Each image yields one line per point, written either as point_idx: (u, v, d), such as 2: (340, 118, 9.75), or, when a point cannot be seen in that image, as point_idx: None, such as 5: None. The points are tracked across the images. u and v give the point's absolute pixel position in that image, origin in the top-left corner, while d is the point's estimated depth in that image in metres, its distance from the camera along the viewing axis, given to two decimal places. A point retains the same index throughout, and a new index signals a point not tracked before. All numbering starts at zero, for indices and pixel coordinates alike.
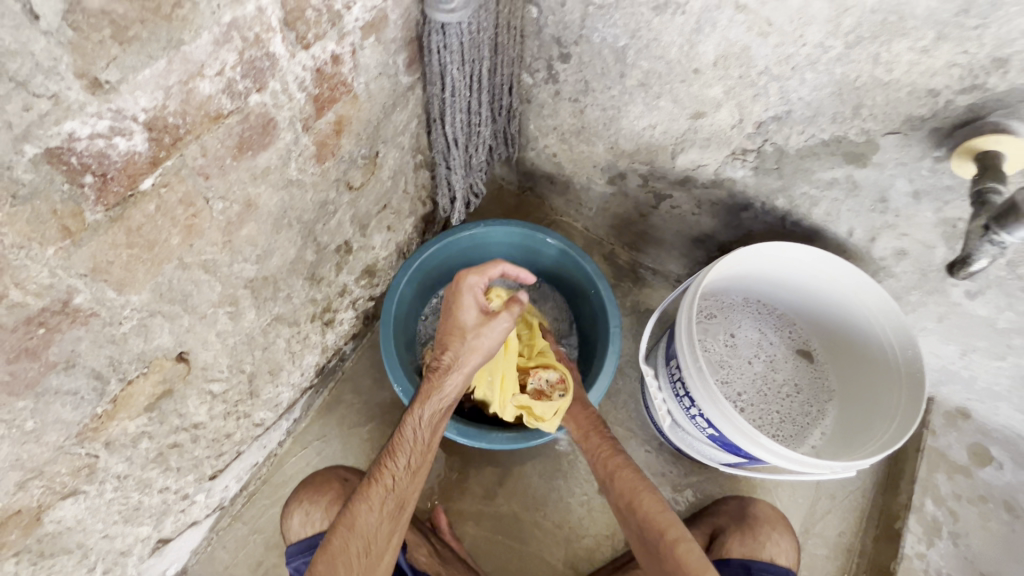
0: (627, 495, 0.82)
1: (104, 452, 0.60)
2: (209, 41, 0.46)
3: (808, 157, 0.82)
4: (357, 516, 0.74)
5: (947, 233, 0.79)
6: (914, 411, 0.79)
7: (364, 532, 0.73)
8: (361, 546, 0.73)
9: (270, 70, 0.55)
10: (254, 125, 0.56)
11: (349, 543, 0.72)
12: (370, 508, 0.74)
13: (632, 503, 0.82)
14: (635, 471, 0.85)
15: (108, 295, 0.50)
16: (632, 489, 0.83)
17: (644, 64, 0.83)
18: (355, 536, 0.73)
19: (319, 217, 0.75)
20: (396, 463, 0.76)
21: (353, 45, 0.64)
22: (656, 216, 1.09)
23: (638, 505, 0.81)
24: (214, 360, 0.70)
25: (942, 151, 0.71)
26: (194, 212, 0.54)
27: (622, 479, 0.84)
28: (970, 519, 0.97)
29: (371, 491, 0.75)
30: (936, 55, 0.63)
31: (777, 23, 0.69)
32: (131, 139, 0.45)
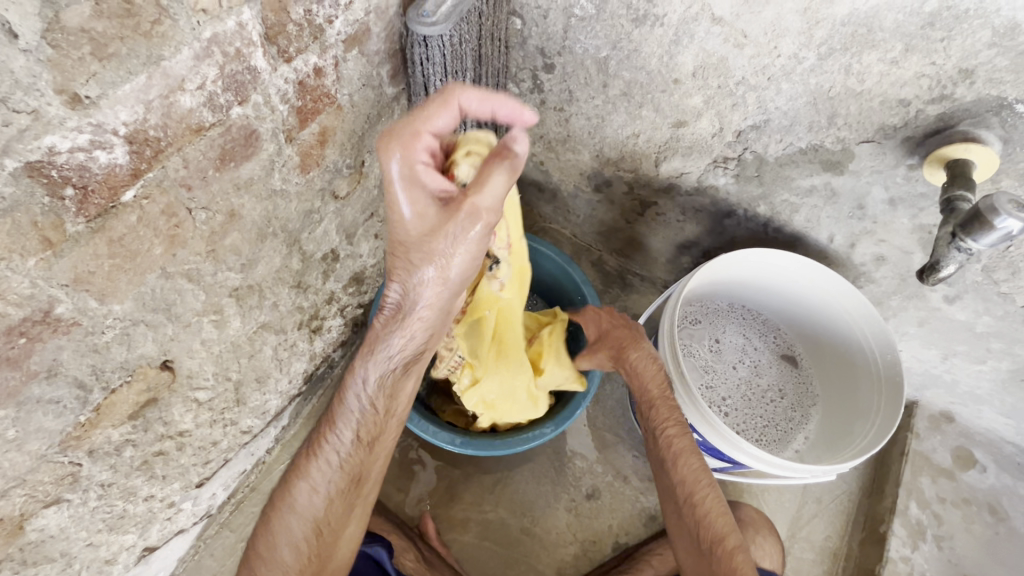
0: (688, 490, 0.77)
1: (87, 460, 0.61)
2: (190, 56, 0.47)
3: (787, 165, 0.83)
4: (300, 489, 0.70)
5: (923, 240, 0.80)
6: (894, 414, 0.80)
7: (308, 513, 0.70)
8: (315, 529, 0.70)
9: (252, 84, 0.56)
10: (237, 137, 0.57)
11: (294, 520, 0.70)
12: (312, 486, 0.70)
13: (692, 499, 0.77)
14: (701, 467, 0.78)
15: (90, 305, 0.51)
16: (693, 485, 0.77)
17: (626, 74, 0.85)
18: (298, 517, 0.70)
19: (304, 226, 0.76)
20: (338, 436, 0.70)
21: (336, 57, 0.66)
22: (643, 223, 1.10)
23: (698, 505, 0.76)
24: (200, 369, 0.71)
25: (915, 160, 0.73)
26: (176, 223, 0.55)
27: (684, 471, 0.78)
28: (953, 522, 0.99)
29: (313, 467, 0.70)
30: (906, 66, 0.65)
31: (752, 35, 0.71)
32: (112, 152, 0.46)
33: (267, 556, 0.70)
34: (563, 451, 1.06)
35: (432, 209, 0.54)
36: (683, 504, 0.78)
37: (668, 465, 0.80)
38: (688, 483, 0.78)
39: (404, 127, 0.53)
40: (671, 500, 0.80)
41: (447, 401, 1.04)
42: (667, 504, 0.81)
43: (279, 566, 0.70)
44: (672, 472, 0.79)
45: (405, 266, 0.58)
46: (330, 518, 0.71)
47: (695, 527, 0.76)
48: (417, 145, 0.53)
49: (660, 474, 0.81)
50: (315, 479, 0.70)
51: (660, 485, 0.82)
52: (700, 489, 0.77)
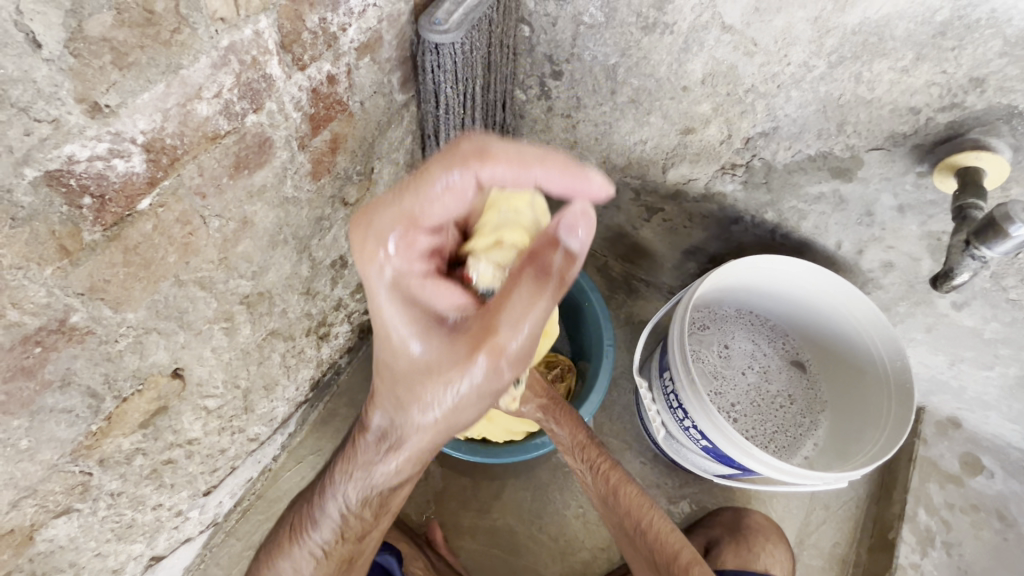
0: (635, 518, 0.79)
1: (98, 470, 0.60)
2: (208, 64, 0.47)
3: (795, 172, 0.83)
4: (282, 565, 0.72)
5: (932, 246, 0.81)
6: (904, 421, 0.80)
7: None
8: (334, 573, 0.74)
9: (267, 91, 0.56)
10: (251, 144, 0.57)
11: None
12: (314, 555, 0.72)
13: (641, 527, 0.79)
14: (643, 495, 0.81)
15: (104, 313, 0.51)
16: (642, 512, 0.80)
17: (634, 81, 0.85)
18: None
19: (314, 233, 0.76)
20: (317, 537, 0.71)
21: (348, 65, 0.66)
22: (649, 229, 1.11)
23: (651, 531, 0.78)
24: (209, 376, 0.70)
25: (924, 167, 0.73)
26: (190, 230, 0.55)
27: (627, 501, 0.80)
28: (962, 529, 0.98)
29: (293, 553, 0.72)
30: (916, 75, 0.65)
31: (762, 43, 0.71)
32: (129, 160, 0.46)
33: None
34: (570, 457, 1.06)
35: (439, 320, 0.50)
36: (633, 535, 0.79)
37: (611, 501, 0.82)
38: (634, 511, 0.80)
39: (412, 193, 0.45)
40: (622, 533, 0.81)
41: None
42: (618, 538, 0.82)
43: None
44: (617, 508, 0.81)
45: (396, 391, 0.57)
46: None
47: (650, 553, 0.78)
48: (421, 220, 0.47)
49: (606, 511, 0.83)
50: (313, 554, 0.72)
51: (609, 521, 0.83)
52: (646, 515, 0.79)
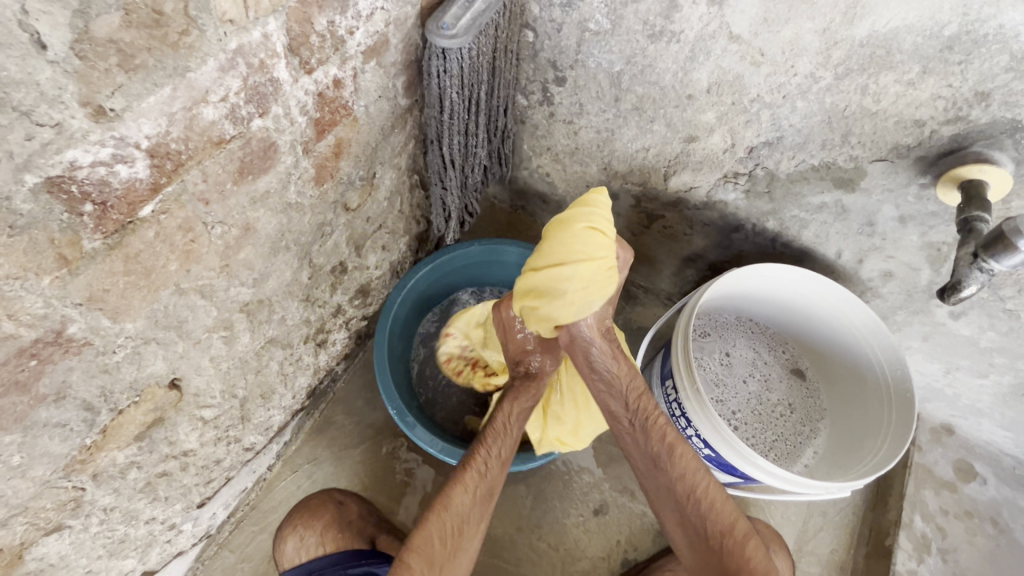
0: (689, 483, 0.67)
1: (91, 485, 0.58)
2: (215, 67, 0.46)
3: (798, 181, 0.84)
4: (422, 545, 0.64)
5: (931, 257, 0.82)
6: (905, 430, 0.80)
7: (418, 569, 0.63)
8: (450, 525, 0.66)
9: (273, 95, 0.54)
10: (255, 149, 0.56)
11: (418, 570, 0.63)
12: (465, 491, 0.69)
13: (695, 493, 0.67)
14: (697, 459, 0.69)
15: (103, 324, 0.49)
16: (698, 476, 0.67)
17: (639, 89, 0.85)
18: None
19: (316, 239, 0.74)
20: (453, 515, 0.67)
21: (354, 69, 0.64)
22: (649, 235, 1.10)
23: (705, 499, 0.66)
24: (207, 387, 0.68)
25: (926, 179, 0.74)
26: (193, 237, 0.53)
27: (683, 463, 0.68)
28: (957, 535, 0.99)
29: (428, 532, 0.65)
30: (922, 88, 0.66)
31: (769, 53, 0.71)
32: (133, 166, 0.44)
33: (414, 544, 0.64)
34: (570, 465, 1.05)
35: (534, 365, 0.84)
36: (687, 503, 0.67)
37: (664, 464, 0.68)
38: (690, 476, 0.67)
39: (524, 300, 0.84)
40: (667, 498, 0.68)
41: (454, 415, 1.02)
42: (659, 505, 0.69)
43: (426, 556, 0.64)
44: (670, 470, 0.68)
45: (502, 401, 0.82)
46: (435, 559, 0.64)
47: (702, 525, 0.65)
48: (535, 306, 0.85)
49: (651, 473, 0.70)
50: (451, 502, 0.68)
51: (651, 485, 0.70)
52: (703, 481, 0.67)
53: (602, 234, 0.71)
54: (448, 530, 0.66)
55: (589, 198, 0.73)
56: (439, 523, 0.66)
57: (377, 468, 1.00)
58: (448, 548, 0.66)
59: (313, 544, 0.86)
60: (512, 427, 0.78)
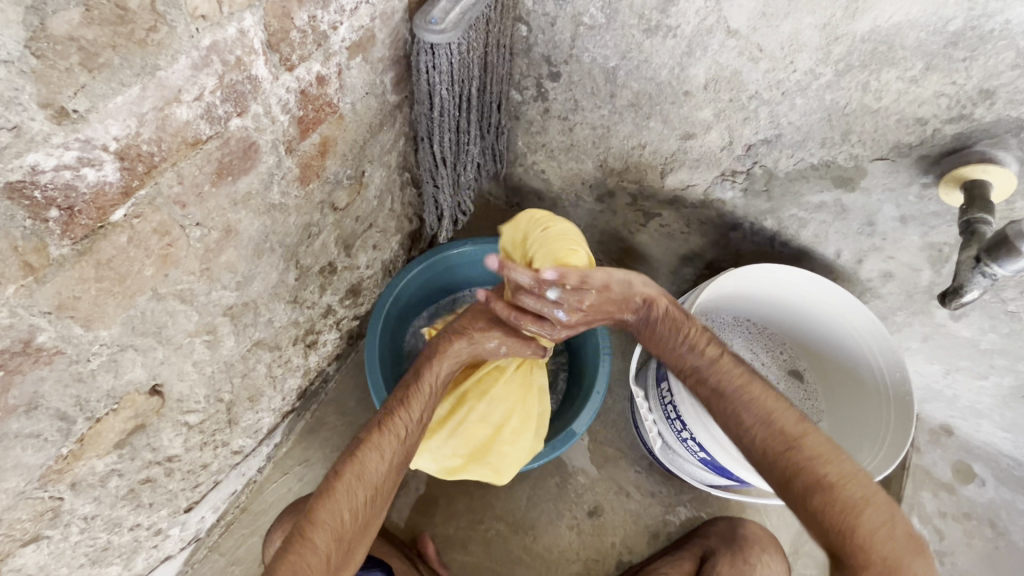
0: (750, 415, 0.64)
1: (69, 494, 0.57)
2: (187, 65, 0.44)
3: (798, 180, 0.82)
4: (326, 516, 0.61)
5: (932, 257, 0.80)
6: (904, 435, 0.79)
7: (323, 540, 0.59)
8: (361, 494, 0.63)
9: (252, 94, 0.52)
10: (235, 149, 0.54)
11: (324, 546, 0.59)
12: (380, 458, 0.65)
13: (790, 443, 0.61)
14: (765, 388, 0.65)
15: (74, 332, 0.47)
16: (759, 403, 0.64)
17: (635, 85, 0.83)
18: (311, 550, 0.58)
19: (302, 240, 0.73)
20: (353, 485, 0.63)
21: (339, 65, 0.62)
22: (645, 234, 1.08)
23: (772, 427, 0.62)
24: (190, 392, 0.67)
25: (929, 178, 0.72)
26: (169, 241, 0.52)
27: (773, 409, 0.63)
28: (955, 537, 0.99)
29: (335, 504, 0.62)
30: (925, 85, 0.64)
31: (768, 49, 0.69)
32: (101, 169, 0.42)
33: (319, 517, 0.61)
34: (564, 466, 1.04)
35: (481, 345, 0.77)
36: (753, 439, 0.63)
37: (721, 400, 0.66)
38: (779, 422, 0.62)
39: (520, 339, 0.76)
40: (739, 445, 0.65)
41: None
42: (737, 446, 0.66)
43: (335, 529, 0.61)
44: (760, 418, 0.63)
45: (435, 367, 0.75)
46: (345, 530, 0.61)
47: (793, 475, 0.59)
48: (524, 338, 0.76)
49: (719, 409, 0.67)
50: (362, 472, 0.64)
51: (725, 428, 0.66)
52: (762, 409, 0.63)
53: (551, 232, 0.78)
54: (359, 501, 0.63)
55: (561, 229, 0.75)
56: (348, 493, 0.63)
57: None
58: (359, 522, 0.63)
59: None
60: (436, 388, 0.73)
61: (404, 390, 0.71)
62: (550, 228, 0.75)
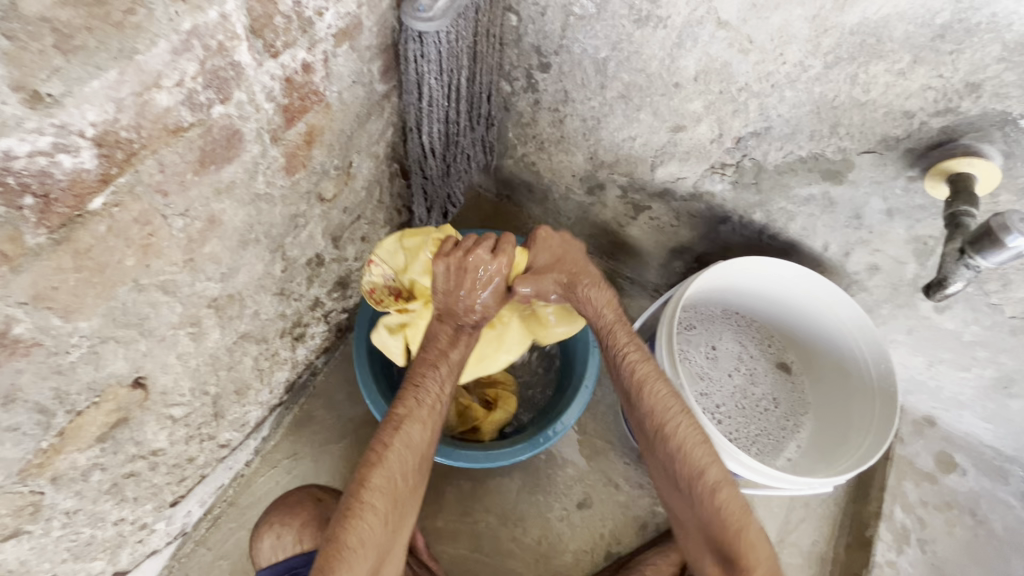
0: (657, 420, 0.70)
1: (50, 488, 0.56)
2: (167, 49, 0.43)
3: (786, 173, 0.82)
4: (379, 481, 0.63)
5: (918, 250, 0.81)
6: (888, 425, 0.80)
7: (378, 504, 0.63)
8: (409, 459, 0.66)
9: (235, 80, 0.51)
10: (217, 138, 0.53)
11: (381, 507, 0.63)
12: (419, 423, 0.68)
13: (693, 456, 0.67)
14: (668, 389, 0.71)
15: (52, 323, 0.46)
16: (682, 420, 0.69)
17: (625, 76, 0.82)
18: (370, 514, 0.62)
19: (289, 231, 0.72)
20: (398, 452, 0.66)
21: (325, 53, 0.61)
22: (636, 227, 1.08)
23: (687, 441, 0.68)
24: (175, 385, 0.66)
25: (915, 171, 0.72)
26: (151, 231, 0.50)
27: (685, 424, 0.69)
28: (937, 526, 1.00)
29: (384, 469, 0.64)
30: (912, 78, 0.64)
31: (758, 41, 0.69)
32: (78, 155, 0.41)
33: (369, 481, 0.63)
34: (554, 458, 1.04)
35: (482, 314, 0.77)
36: (658, 436, 0.70)
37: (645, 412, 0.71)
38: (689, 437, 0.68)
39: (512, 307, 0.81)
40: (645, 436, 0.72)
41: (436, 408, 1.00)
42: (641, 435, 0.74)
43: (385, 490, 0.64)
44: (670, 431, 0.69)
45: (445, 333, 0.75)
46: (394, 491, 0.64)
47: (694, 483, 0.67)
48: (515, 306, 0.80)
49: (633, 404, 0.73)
50: (403, 439, 0.67)
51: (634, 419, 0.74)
52: (683, 424, 0.69)
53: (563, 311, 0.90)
54: (407, 464, 0.66)
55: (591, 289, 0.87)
56: (399, 458, 0.66)
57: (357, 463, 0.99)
58: (408, 484, 0.66)
59: (291, 542, 0.82)
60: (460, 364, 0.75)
61: (435, 358, 0.73)
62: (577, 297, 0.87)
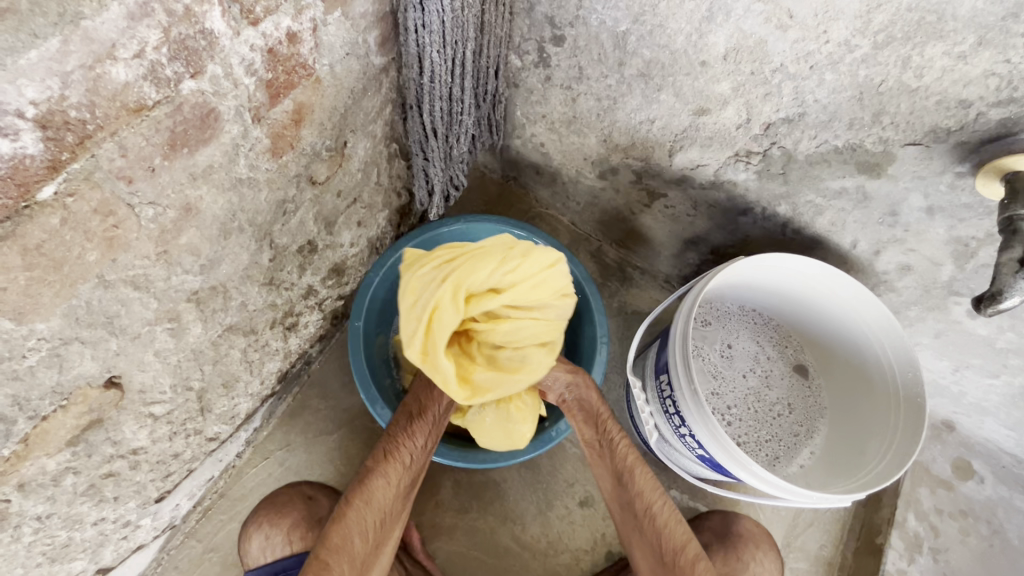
0: (645, 502, 0.74)
1: (18, 495, 0.52)
2: (121, 14, 0.37)
3: (818, 164, 0.75)
4: (338, 541, 0.67)
5: (957, 252, 0.74)
6: (913, 441, 0.75)
7: (342, 563, 0.66)
8: (372, 518, 0.69)
9: (208, 52, 0.45)
10: (189, 117, 0.47)
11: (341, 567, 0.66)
12: (387, 484, 0.71)
13: (650, 511, 0.73)
14: (652, 479, 0.75)
15: (3, 327, 0.41)
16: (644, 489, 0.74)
17: (646, 52, 0.75)
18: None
19: (277, 218, 0.66)
20: (362, 511, 0.69)
21: (314, 20, 0.55)
22: (648, 215, 1.02)
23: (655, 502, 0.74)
24: (154, 382, 0.61)
25: (965, 167, 0.65)
26: (115, 222, 0.45)
27: (641, 482, 0.74)
28: (950, 535, 0.96)
29: (350, 530, 0.68)
30: (974, 62, 0.57)
31: (800, 16, 0.61)
32: (18, 140, 0.36)
33: (334, 545, 0.66)
34: (556, 454, 1.00)
35: None
36: (641, 519, 0.74)
37: (625, 478, 0.75)
38: (648, 495, 0.74)
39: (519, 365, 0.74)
40: (628, 516, 0.75)
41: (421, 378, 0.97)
42: (621, 520, 0.76)
43: (347, 555, 0.67)
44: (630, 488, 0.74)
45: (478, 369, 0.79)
46: (357, 557, 0.68)
47: (657, 542, 0.73)
48: None
49: (618, 492, 0.76)
50: (378, 496, 0.70)
51: (616, 508, 0.77)
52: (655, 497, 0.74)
53: (474, 373, 0.68)
54: (369, 524, 0.69)
55: (462, 383, 0.66)
56: (362, 517, 0.69)
57: (353, 456, 0.95)
58: (370, 543, 0.69)
59: (279, 543, 0.82)
60: (441, 418, 0.77)
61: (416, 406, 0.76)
62: (472, 375, 0.68)
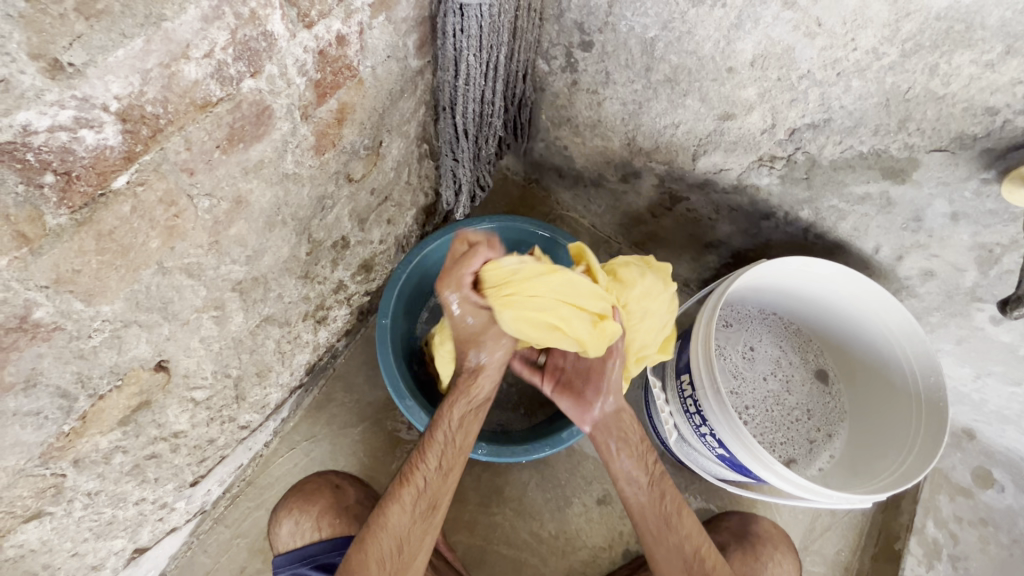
0: (695, 543, 0.74)
1: (72, 471, 0.55)
2: (196, 17, 0.40)
3: (842, 169, 0.76)
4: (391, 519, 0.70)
5: (981, 258, 0.75)
6: (935, 445, 0.75)
7: (390, 532, 0.70)
8: (418, 494, 0.72)
9: (267, 52, 0.48)
10: (247, 114, 0.49)
11: (386, 542, 0.69)
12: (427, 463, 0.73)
13: (699, 553, 0.74)
14: (697, 522, 0.76)
15: (74, 307, 0.44)
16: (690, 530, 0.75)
17: (673, 58, 0.77)
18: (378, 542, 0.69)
19: (316, 213, 0.69)
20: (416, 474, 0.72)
21: (361, 24, 0.57)
22: (670, 218, 1.03)
23: (699, 544, 0.74)
24: (197, 367, 0.64)
25: (991, 173, 0.66)
26: (176, 212, 0.48)
27: (689, 523, 0.75)
28: (969, 543, 0.96)
29: (393, 513, 0.70)
30: (1002, 71, 0.58)
31: (828, 24, 0.63)
32: (101, 131, 0.39)
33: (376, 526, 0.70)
34: (575, 452, 1.02)
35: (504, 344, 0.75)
36: (692, 563, 0.73)
37: (673, 520, 0.75)
38: (695, 536, 0.74)
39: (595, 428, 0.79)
40: (675, 560, 0.74)
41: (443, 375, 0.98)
42: (665, 566, 0.74)
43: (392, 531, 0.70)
44: (679, 529, 0.74)
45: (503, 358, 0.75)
46: (402, 534, 0.70)
47: None
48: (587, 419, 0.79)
49: (664, 535, 0.74)
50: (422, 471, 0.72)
51: (663, 554, 0.74)
52: (698, 541, 0.74)
53: None
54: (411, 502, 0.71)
55: None
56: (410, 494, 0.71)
57: (376, 448, 0.97)
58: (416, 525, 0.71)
59: (308, 529, 0.84)
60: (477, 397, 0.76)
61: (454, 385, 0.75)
62: None
